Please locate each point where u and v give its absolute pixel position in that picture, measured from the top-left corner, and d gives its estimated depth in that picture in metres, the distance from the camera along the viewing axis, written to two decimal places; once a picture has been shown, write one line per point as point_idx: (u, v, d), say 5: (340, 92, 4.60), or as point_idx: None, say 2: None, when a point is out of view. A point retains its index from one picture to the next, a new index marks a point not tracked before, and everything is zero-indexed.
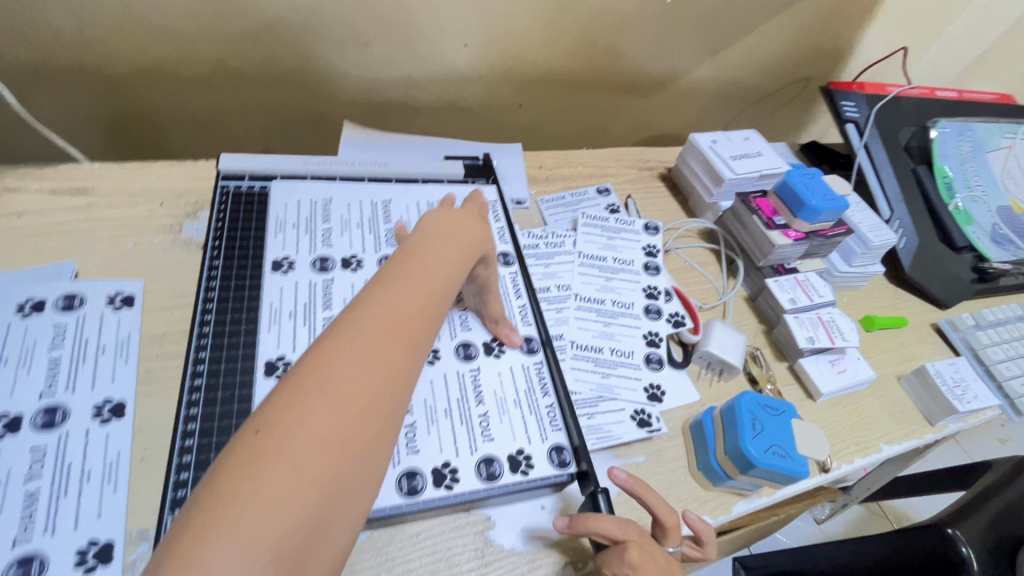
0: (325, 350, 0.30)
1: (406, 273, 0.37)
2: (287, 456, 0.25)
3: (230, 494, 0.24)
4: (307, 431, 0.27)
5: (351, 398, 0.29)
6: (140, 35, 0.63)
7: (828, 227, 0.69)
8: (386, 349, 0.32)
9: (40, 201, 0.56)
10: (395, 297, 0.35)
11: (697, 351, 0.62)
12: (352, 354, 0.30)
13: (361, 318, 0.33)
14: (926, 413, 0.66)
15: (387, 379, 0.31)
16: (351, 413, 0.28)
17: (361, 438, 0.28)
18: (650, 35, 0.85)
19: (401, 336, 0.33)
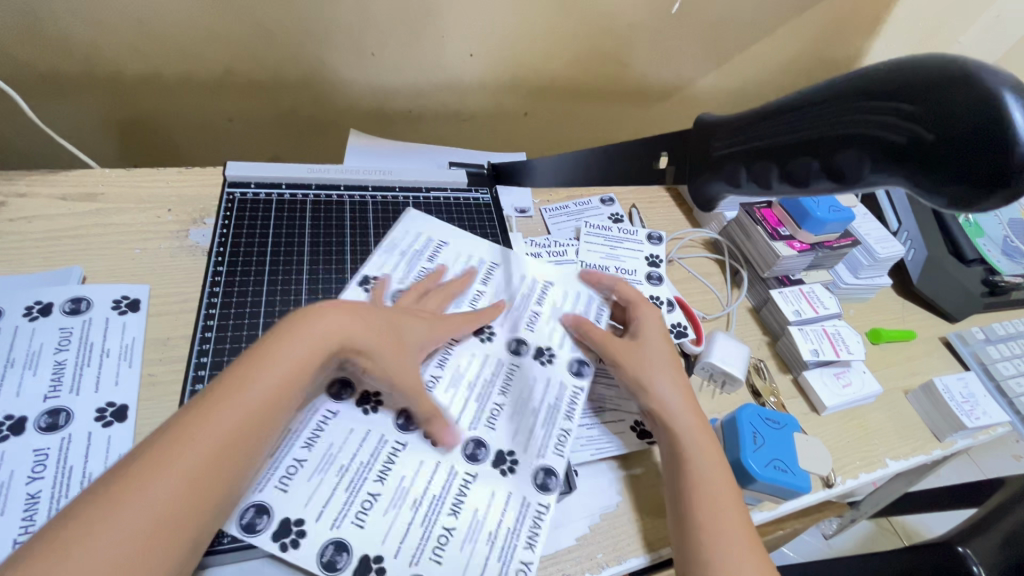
0: (184, 421, 0.35)
1: (276, 349, 0.40)
2: (119, 521, 0.30)
3: (61, 549, 0.28)
4: (142, 498, 0.31)
5: (195, 468, 0.33)
6: (152, 44, 0.65)
7: (833, 239, 0.69)
8: (236, 420, 0.36)
9: (52, 206, 0.57)
10: (264, 368, 0.38)
11: (699, 362, 0.61)
12: (203, 427, 0.35)
13: (235, 389, 0.37)
14: (934, 428, 0.65)
15: (231, 447, 0.35)
16: (189, 482, 0.33)
17: (191, 506, 0.32)
18: (655, 45, 0.85)
19: (256, 409, 0.37)
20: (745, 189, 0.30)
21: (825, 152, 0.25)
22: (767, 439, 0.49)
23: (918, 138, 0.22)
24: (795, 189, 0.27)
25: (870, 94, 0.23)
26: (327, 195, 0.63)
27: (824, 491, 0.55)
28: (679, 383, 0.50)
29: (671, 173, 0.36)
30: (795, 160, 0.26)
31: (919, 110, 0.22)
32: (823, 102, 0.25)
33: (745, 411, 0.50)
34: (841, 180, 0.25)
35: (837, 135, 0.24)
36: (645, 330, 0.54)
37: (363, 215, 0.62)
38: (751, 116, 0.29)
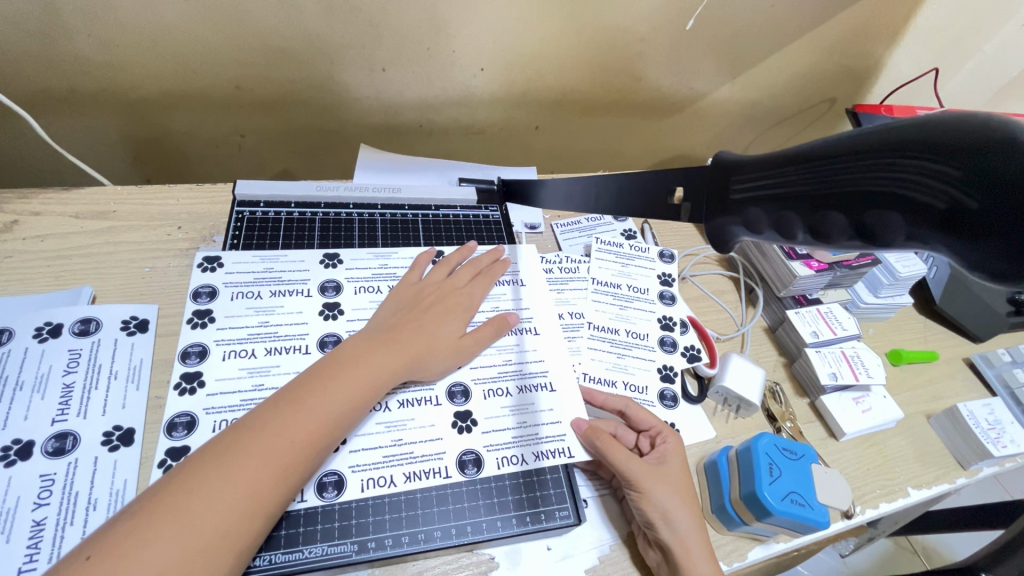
0: (256, 424, 0.36)
1: (335, 370, 0.41)
2: (196, 516, 0.32)
3: (146, 530, 0.31)
4: (213, 497, 0.33)
5: (265, 470, 0.35)
6: (166, 62, 0.65)
7: (853, 257, 0.67)
8: (304, 428, 0.37)
9: (64, 224, 0.58)
10: (331, 380, 0.40)
11: (713, 386, 0.60)
12: (272, 430, 0.36)
13: (303, 398, 0.38)
14: (958, 456, 0.62)
15: (299, 453, 0.36)
16: (257, 486, 0.34)
17: (255, 509, 0.34)
18: (668, 58, 0.84)
19: (322, 419, 0.38)
20: (767, 236, 0.28)
21: (854, 208, 0.24)
22: (783, 471, 0.48)
23: (959, 205, 0.20)
24: (819, 241, 0.26)
25: (919, 143, 0.21)
26: (336, 213, 0.62)
27: (843, 522, 0.53)
28: (692, 515, 0.45)
29: (687, 210, 0.35)
30: (824, 213, 0.25)
31: (963, 175, 0.20)
32: (853, 159, 0.23)
33: (761, 441, 0.49)
34: (872, 240, 0.24)
35: (876, 190, 0.23)
36: (667, 460, 0.48)
37: (372, 232, 0.61)
38: (774, 159, 0.27)
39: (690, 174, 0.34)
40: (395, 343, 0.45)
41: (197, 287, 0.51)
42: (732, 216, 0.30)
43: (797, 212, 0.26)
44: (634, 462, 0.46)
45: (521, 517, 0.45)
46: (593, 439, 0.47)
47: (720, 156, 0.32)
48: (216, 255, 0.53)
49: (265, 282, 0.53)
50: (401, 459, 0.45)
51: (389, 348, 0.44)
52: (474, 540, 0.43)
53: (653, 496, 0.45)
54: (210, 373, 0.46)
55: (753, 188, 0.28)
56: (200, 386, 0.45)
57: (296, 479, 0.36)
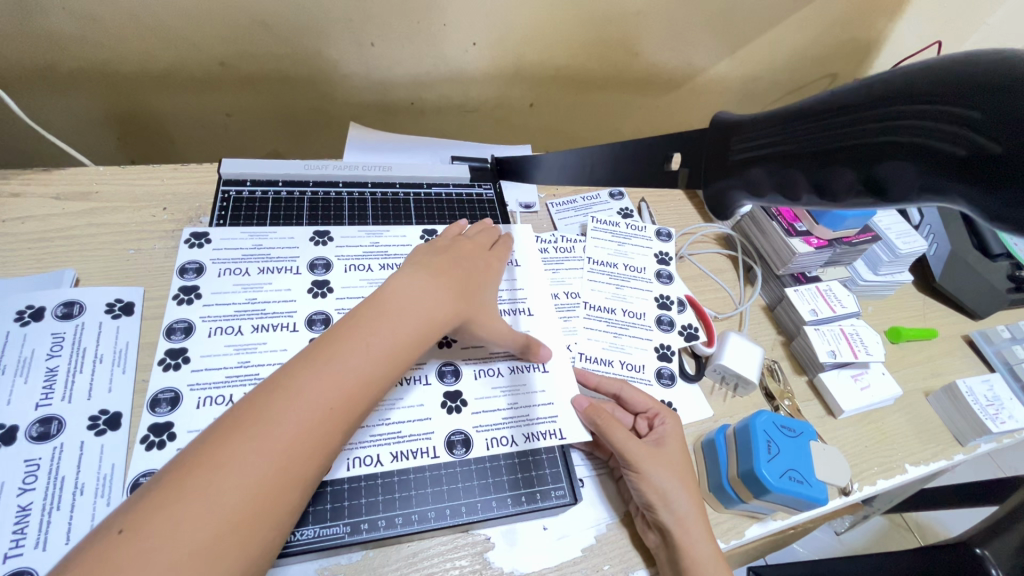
0: (293, 378, 0.31)
1: (373, 319, 0.35)
2: (232, 485, 0.27)
3: (171, 505, 0.26)
4: (249, 463, 0.28)
5: (307, 431, 0.30)
6: (146, 37, 0.63)
7: (853, 234, 0.65)
8: (348, 382, 0.32)
9: (45, 206, 0.56)
10: (376, 328, 0.35)
11: (710, 364, 0.59)
12: (313, 386, 0.31)
13: (345, 347, 0.33)
14: (957, 432, 0.62)
15: (342, 411, 0.31)
16: (295, 452, 0.29)
17: (296, 476, 0.29)
18: (667, 31, 0.81)
19: (369, 373, 0.33)
20: (769, 199, 0.27)
21: (864, 162, 0.22)
22: (782, 448, 0.47)
23: (980, 150, 0.19)
24: (825, 200, 0.25)
25: (936, 88, 0.20)
26: (325, 191, 0.60)
27: (841, 500, 0.53)
28: (691, 494, 0.45)
29: (683, 176, 0.33)
30: (831, 168, 0.23)
31: (986, 118, 0.19)
32: (866, 110, 0.22)
33: (759, 419, 0.48)
34: (883, 195, 0.22)
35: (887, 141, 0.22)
36: (665, 441, 0.48)
37: (362, 211, 0.60)
38: (776, 116, 0.26)
39: (688, 138, 0.33)
40: (442, 288, 0.40)
41: (183, 263, 0.50)
42: (730, 179, 0.29)
43: (803, 168, 0.25)
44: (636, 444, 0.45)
45: (517, 497, 0.45)
46: (595, 420, 0.47)
47: (718, 118, 0.30)
48: (204, 231, 0.52)
49: (253, 259, 0.51)
50: (389, 438, 0.44)
51: (435, 293, 0.39)
52: (469, 520, 0.43)
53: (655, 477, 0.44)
54: (195, 349, 0.45)
55: (753, 148, 0.27)
56: (185, 362, 0.44)
57: (339, 440, 0.31)
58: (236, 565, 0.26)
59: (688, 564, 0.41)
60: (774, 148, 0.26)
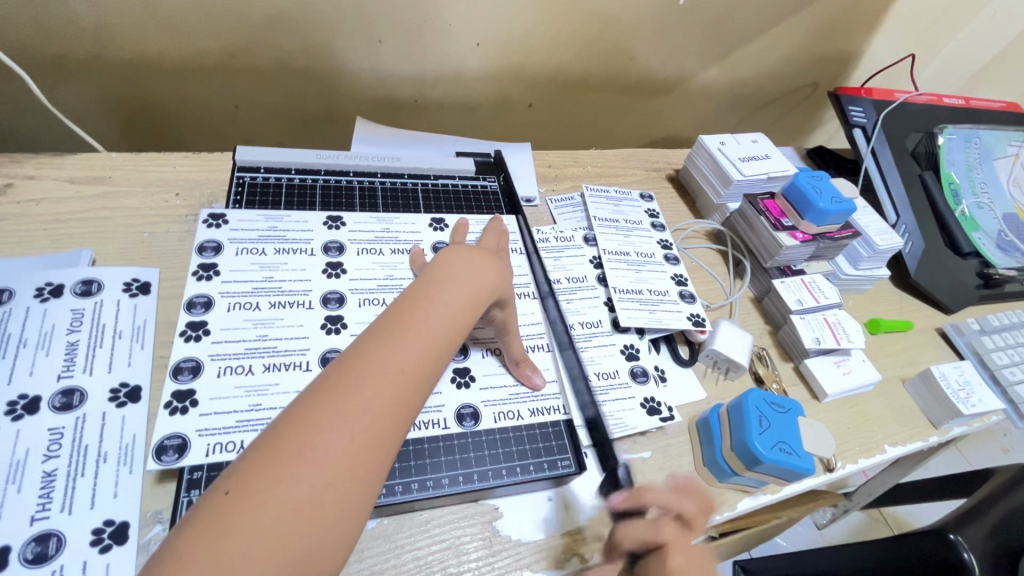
0: (365, 351, 0.32)
1: (430, 292, 0.37)
2: (323, 447, 0.28)
3: (271, 467, 0.27)
4: (342, 422, 0.29)
5: (392, 389, 0.31)
6: (161, 28, 0.64)
7: (834, 230, 0.69)
8: (414, 351, 0.33)
9: (59, 188, 0.57)
10: (433, 304, 0.37)
11: (703, 350, 0.62)
12: (384, 356, 0.32)
13: (406, 322, 0.35)
14: (931, 415, 0.66)
15: (413, 378, 0.32)
16: (382, 410, 0.30)
17: (385, 434, 0.30)
18: (660, 37, 0.86)
19: (430, 342, 0.35)
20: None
21: None
22: (772, 423, 0.50)
23: None
24: None
25: None
26: (336, 180, 0.62)
27: (825, 475, 0.56)
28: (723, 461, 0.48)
29: None
30: None
31: None
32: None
33: (750, 396, 0.51)
34: None
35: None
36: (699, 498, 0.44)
37: (372, 199, 0.62)
38: None
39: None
40: (489, 265, 0.42)
41: (202, 241, 0.51)
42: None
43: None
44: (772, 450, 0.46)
45: (525, 466, 0.47)
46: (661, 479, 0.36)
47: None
48: (221, 212, 0.54)
49: (269, 240, 0.53)
50: None
51: (482, 269, 0.42)
52: (481, 485, 0.45)
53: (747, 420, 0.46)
54: (215, 322, 0.46)
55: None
56: (205, 334, 0.46)
57: (414, 409, 0.32)
58: (344, 518, 0.27)
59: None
60: None
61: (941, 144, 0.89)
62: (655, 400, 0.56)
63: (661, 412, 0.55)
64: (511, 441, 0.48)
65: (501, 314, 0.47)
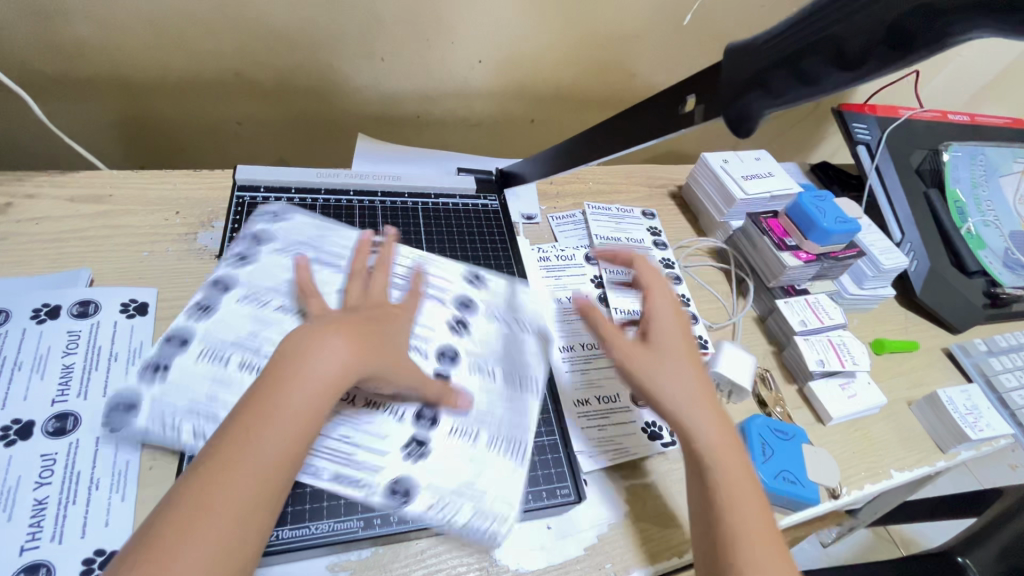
0: (232, 439, 0.34)
1: (303, 358, 0.38)
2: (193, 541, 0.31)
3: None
4: (208, 527, 0.31)
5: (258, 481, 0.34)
6: (164, 46, 0.65)
7: (838, 249, 0.69)
8: (283, 430, 0.35)
9: (59, 207, 0.57)
10: (304, 374, 0.37)
11: (706, 372, 0.61)
12: (251, 441, 0.34)
13: (275, 397, 0.36)
14: (938, 439, 0.65)
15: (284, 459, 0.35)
16: (247, 503, 0.33)
17: (253, 524, 0.33)
18: (662, 53, 0.85)
19: (300, 418, 0.36)
20: (789, 96, 0.32)
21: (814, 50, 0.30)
22: (776, 451, 0.49)
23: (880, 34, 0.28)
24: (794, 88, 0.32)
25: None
26: (337, 199, 0.62)
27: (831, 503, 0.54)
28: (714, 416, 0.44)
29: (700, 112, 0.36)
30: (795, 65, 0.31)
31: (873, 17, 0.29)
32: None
33: (755, 422, 0.50)
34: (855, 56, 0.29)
35: (899, 10, 0.27)
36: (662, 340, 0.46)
37: (373, 218, 0.61)
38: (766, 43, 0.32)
39: (705, 74, 0.35)
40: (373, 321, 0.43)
41: (215, 266, 0.52)
42: (756, 89, 0.33)
43: (818, 54, 0.30)
44: (675, 345, 0.47)
45: (523, 494, 0.46)
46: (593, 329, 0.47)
47: (733, 46, 0.34)
48: (229, 235, 0.55)
49: (276, 261, 0.54)
50: (402, 435, 0.45)
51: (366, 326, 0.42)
52: (480, 514, 0.44)
53: (662, 339, 0.46)
54: (221, 348, 0.47)
55: (771, 53, 0.32)
56: (210, 360, 0.46)
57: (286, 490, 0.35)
58: None
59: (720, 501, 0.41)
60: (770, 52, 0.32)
61: (946, 161, 0.88)
62: (656, 424, 0.55)
63: (662, 437, 0.54)
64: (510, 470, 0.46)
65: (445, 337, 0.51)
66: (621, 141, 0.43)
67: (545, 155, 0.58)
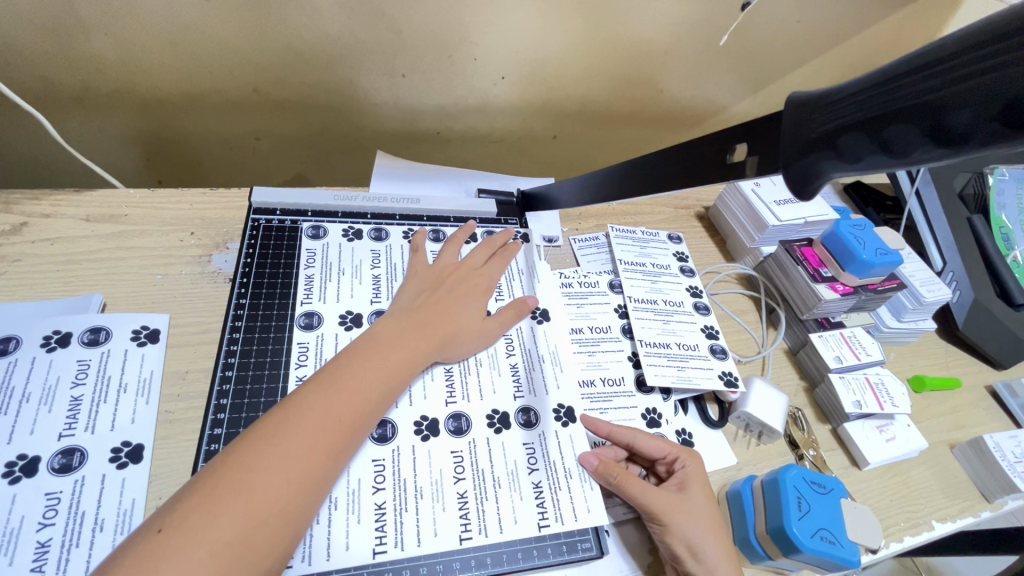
0: (283, 418, 0.36)
1: (330, 382, 0.39)
2: (254, 489, 0.33)
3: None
4: (209, 534, 0.30)
5: (269, 495, 0.33)
6: (182, 64, 0.64)
7: (878, 281, 0.65)
8: (346, 406, 0.38)
9: (74, 227, 0.56)
10: (325, 399, 0.38)
11: (734, 411, 0.58)
12: (322, 406, 0.37)
13: (344, 376, 0.40)
14: (983, 488, 0.61)
15: (346, 430, 0.38)
16: (252, 519, 0.32)
17: (256, 538, 0.32)
18: (691, 69, 0.82)
19: (365, 396, 0.40)
20: (867, 163, 0.27)
21: (922, 115, 0.24)
22: (812, 506, 0.46)
23: (1014, 102, 0.21)
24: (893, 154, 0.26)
25: None
26: (353, 223, 0.60)
27: (871, 558, 0.51)
28: (725, 548, 0.44)
29: (753, 164, 0.32)
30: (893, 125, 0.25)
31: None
32: (990, 46, 0.22)
33: (790, 473, 0.47)
34: (950, 138, 0.24)
35: (1017, 85, 0.21)
36: (691, 485, 0.46)
37: (388, 244, 0.60)
38: (872, 94, 0.26)
39: (759, 122, 0.32)
40: (404, 340, 0.45)
41: (233, 300, 0.52)
42: (822, 150, 0.28)
43: (906, 122, 0.25)
44: (701, 476, 0.48)
45: (543, 549, 0.43)
46: (610, 477, 0.46)
47: (797, 96, 0.30)
48: (245, 267, 0.54)
49: (294, 295, 0.53)
50: (397, 491, 0.43)
51: (390, 351, 0.43)
52: (494, 572, 0.42)
53: (698, 503, 0.45)
54: (238, 392, 0.46)
55: (843, 114, 0.27)
56: (229, 402, 0.46)
57: (296, 514, 0.34)
58: None
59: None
60: (866, 109, 0.26)
61: (992, 184, 0.82)
62: None
63: None
64: (497, 526, 0.43)
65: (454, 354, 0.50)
66: (659, 178, 0.40)
67: (571, 181, 0.56)
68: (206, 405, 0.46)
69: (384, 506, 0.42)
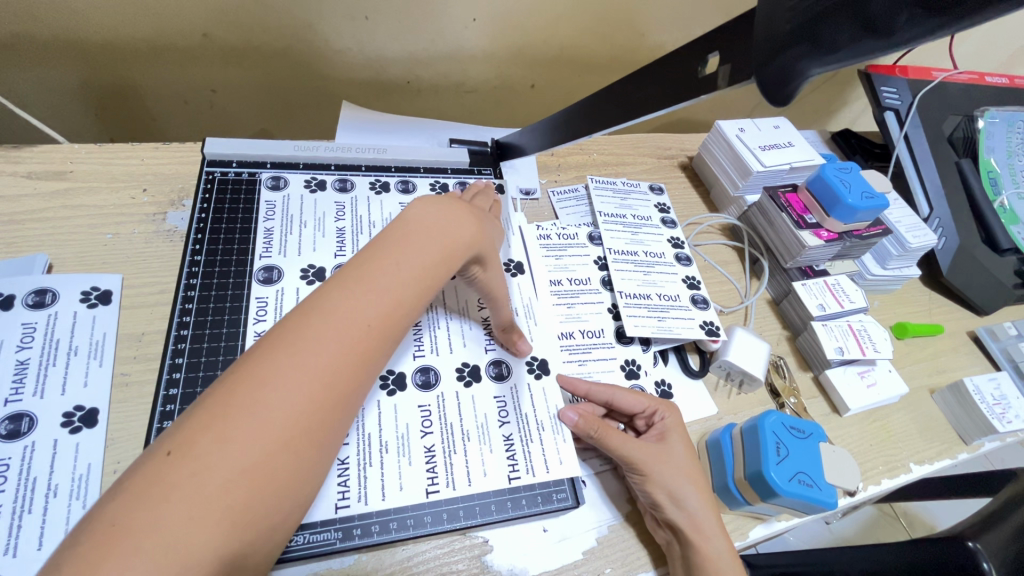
0: (304, 321, 0.30)
1: (357, 278, 0.32)
2: (276, 405, 0.27)
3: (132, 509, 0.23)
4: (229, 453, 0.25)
5: (296, 407, 0.27)
6: (122, 4, 0.58)
7: (863, 227, 0.63)
8: (377, 306, 0.32)
9: (14, 184, 0.52)
10: (353, 298, 0.31)
11: (715, 360, 0.57)
12: (348, 305, 0.31)
13: (371, 274, 0.33)
14: (961, 430, 0.61)
15: (379, 332, 0.32)
16: (279, 435, 0.27)
17: (285, 455, 0.27)
18: (675, 9, 0.78)
19: (398, 298, 0.33)
20: (847, 53, 0.25)
21: None
22: (791, 451, 0.45)
23: None
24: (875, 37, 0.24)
25: None
26: (315, 174, 0.57)
27: (848, 500, 0.51)
28: (704, 495, 0.43)
29: (726, 73, 0.30)
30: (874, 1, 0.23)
31: None
32: None
33: (769, 419, 0.46)
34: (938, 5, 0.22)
35: None
36: (670, 436, 0.46)
37: (353, 196, 0.57)
38: None
39: (733, 28, 0.29)
40: (439, 233, 0.37)
41: (188, 257, 0.49)
42: (799, 44, 0.26)
43: None
44: (678, 428, 0.47)
45: (516, 500, 0.43)
46: (591, 432, 0.44)
47: None
48: (200, 222, 0.51)
49: (253, 250, 0.50)
50: (362, 446, 0.41)
51: (426, 245, 0.36)
52: (468, 524, 0.41)
53: (677, 452, 0.45)
54: (193, 350, 0.44)
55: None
56: (184, 360, 0.44)
57: (328, 428, 0.29)
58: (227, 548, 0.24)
59: (702, 561, 0.40)
60: None
61: (982, 128, 0.80)
62: None
63: None
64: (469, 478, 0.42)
65: (482, 273, 0.44)
66: (633, 107, 0.38)
67: (544, 124, 0.53)
68: (160, 365, 0.44)
69: (350, 462, 0.40)
